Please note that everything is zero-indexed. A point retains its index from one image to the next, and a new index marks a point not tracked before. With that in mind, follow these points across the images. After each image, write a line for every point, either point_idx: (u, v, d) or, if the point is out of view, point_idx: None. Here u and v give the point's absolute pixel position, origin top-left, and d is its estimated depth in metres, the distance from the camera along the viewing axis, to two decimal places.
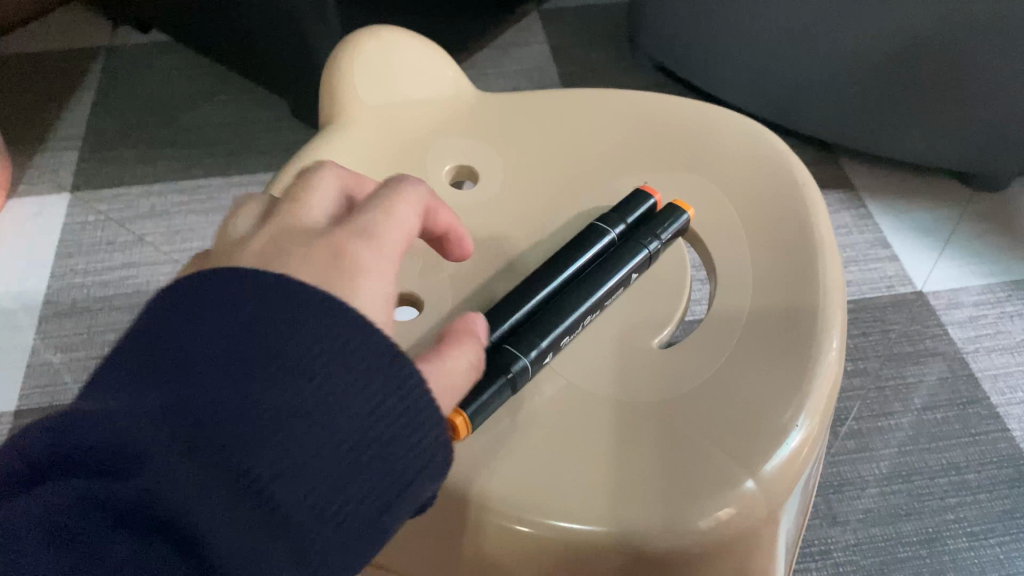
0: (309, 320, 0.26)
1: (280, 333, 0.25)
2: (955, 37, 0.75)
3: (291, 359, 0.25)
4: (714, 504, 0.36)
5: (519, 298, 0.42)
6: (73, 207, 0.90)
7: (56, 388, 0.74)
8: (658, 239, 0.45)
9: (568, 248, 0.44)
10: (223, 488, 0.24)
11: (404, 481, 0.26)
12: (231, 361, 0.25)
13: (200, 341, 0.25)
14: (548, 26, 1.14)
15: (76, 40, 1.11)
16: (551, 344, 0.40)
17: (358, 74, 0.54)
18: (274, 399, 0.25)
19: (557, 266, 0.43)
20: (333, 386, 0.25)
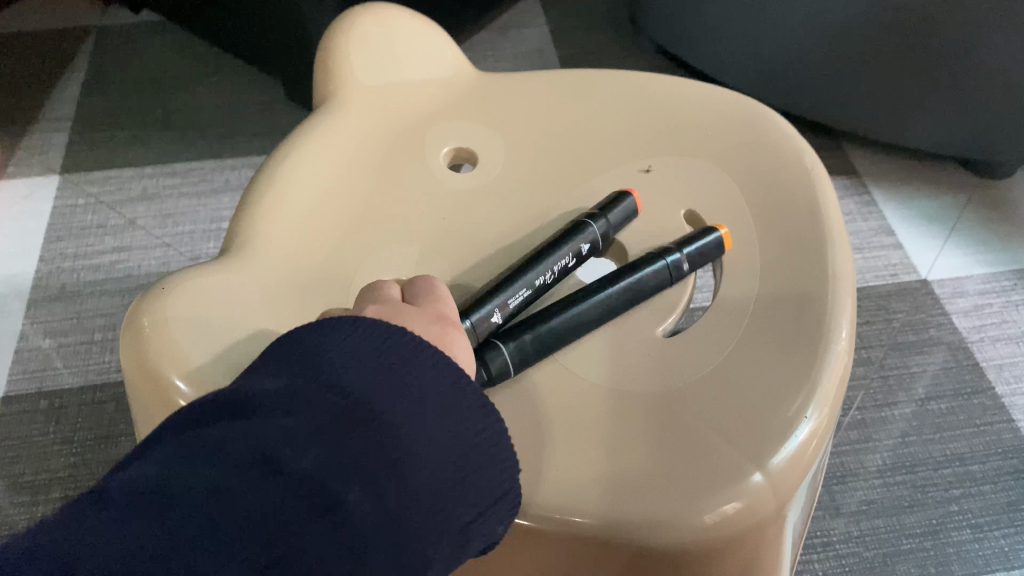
0: (429, 358, 0.29)
1: (403, 364, 0.29)
2: (962, 23, 0.73)
3: (417, 382, 0.28)
4: (719, 499, 0.35)
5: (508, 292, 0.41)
6: (63, 190, 0.88)
7: (45, 373, 0.73)
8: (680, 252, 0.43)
9: (561, 243, 0.43)
10: (359, 484, 0.25)
11: (489, 508, 0.29)
12: (372, 375, 0.28)
13: (339, 362, 0.28)
14: (547, 9, 1.12)
15: (66, 19, 1.09)
16: (537, 349, 0.40)
17: (353, 52, 0.52)
18: (404, 410, 0.27)
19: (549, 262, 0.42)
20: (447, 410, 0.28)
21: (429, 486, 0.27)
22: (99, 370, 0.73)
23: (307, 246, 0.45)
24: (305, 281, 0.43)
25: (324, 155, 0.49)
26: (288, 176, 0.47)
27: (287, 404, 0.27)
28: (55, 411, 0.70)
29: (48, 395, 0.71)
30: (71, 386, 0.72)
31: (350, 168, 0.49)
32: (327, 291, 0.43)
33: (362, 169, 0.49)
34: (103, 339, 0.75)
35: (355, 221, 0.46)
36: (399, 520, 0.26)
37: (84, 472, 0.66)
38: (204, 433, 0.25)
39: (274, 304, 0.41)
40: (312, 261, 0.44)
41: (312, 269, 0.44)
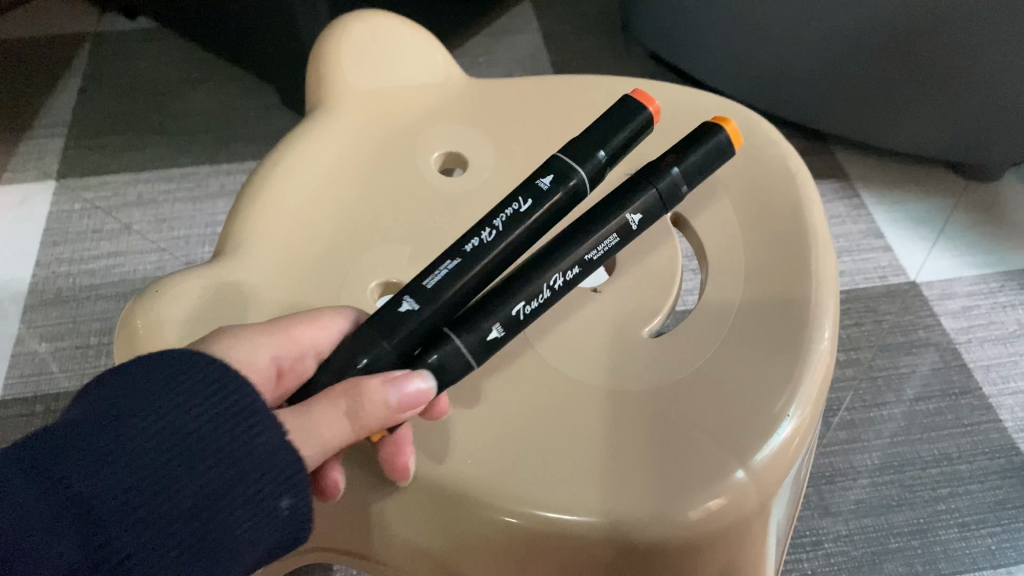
0: (174, 370, 0.30)
1: (139, 380, 0.29)
2: (949, 30, 0.74)
3: (145, 399, 0.29)
4: (704, 495, 0.36)
5: (464, 256, 0.34)
6: (58, 195, 0.89)
7: (41, 377, 0.73)
8: (672, 176, 0.36)
9: (534, 184, 0.36)
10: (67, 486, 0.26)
11: (238, 501, 0.29)
12: (94, 399, 0.28)
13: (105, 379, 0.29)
14: (540, 14, 1.13)
15: (63, 27, 1.10)
16: (503, 320, 0.34)
17: (345, 59, 0.53)
18: (143, 414, 0.28)
19: (515, 208, 0.35)
20: (174, 419, 0.29)
21: (137, 496, 0.27)
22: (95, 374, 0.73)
23: (298, 249, 0.46)
24: (296, 283, 0.44)
25: (316, 158, 0.50)
26: (280, 180, 0.48)
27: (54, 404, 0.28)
28: (52, 415, 0.70)
29: (45, 399, 0.72)
30: (67, 390, 0.72)
31: (341, 171, 0.49)
32: (317, 292, 0.44)
33: (353, 172, 0.50)
34: (99, 343, 0.76)
35: (345, 224, 0.47)
36: (97, 532, 0.26)
37: None
38: None
39: (262, 304, 0.43)
40: (302, 264, 0.45)
41: (302, 271, 0.45)
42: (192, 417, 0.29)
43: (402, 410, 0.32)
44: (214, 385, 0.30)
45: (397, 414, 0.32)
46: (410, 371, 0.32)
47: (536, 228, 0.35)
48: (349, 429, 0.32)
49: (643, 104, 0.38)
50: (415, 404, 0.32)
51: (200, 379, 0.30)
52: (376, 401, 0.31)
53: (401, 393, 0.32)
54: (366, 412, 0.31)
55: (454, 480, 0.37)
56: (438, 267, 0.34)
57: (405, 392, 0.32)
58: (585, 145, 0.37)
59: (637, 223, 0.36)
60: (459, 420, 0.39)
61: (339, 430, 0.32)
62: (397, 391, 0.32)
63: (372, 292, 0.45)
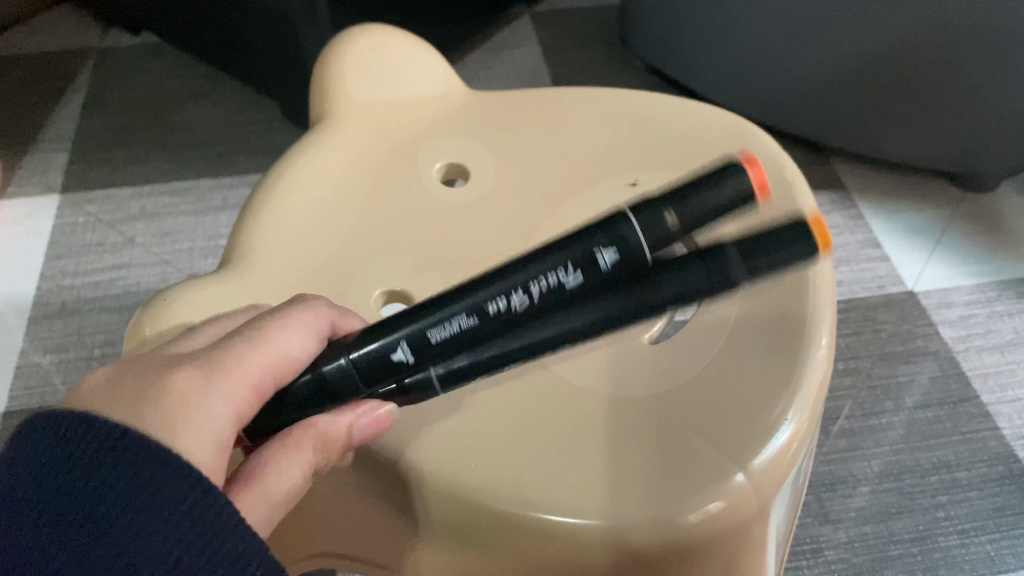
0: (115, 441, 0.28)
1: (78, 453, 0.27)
2: (944, 42, 0.75)
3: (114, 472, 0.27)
4: (704, 498, 0.36)
5: (479, 317, 0.31)
6: (62, 209, 0.90)
7: (45, 389, 0.74)
8: (744, 277, 0.32)
9: (591, 245, 0.31)
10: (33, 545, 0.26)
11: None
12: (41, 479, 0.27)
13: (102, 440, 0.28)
14: (539, 28, 1.14)
15: (67, 42, 1.11)
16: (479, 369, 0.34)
17: (348, 74, 0.54)
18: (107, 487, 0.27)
19: (559, 277, 0.31)
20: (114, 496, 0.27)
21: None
22: None
23: (303, 259, 0.46)
24: (303, 292, 0.45)
25: (321, 170, 0.50)
26: (285, 192, 0.49)
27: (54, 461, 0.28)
28: None
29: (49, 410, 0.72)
30: None
31: (345, 183, 0.50)
32: None
33: (358, 183, 0.50)
34: (103, 354, 0.76)
35: (349, 235, 0.48)
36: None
37: None
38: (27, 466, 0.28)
39: None
40: (307, 274, 0.46)
41: (306, 281, 0.45)
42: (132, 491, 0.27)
43: (365, 436, 0.34)
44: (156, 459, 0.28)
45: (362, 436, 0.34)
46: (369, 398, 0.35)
47: (566, 300, 0.32)
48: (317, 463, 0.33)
49: (744, 168, 0.33)
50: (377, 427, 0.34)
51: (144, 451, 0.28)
52: (341, 428, 0.33)
53: (366, 421, 0.34)
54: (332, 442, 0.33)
55: (455, 484, 0.38)
56: (450, 321, 0.32)
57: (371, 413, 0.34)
58: (672, 201, 0.31)
59: (668, 305, 0.33)
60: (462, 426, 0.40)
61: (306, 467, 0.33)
62: (368, 417, 0.34)
63: (377, 300, 0.46)
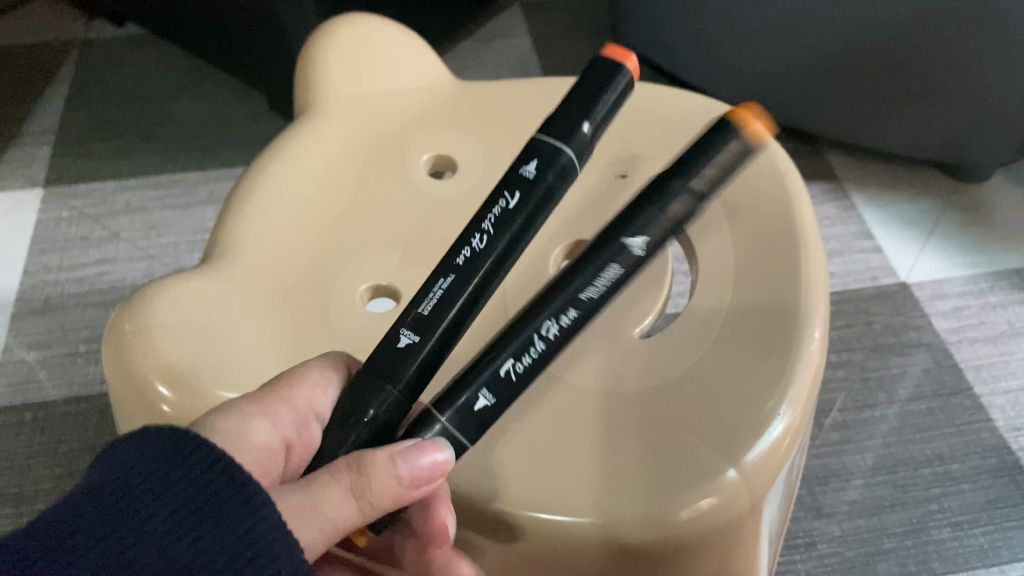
0: (169, 455, 0.27)
1: (123, 472, 0.26)
2: (935, 31, 0.75)
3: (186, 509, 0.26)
4: (695, 495, 0.36)
5: (461, 271, 0.32)
6: (46, 203, 0.89)
7: (29, 386, 0.73)
8: (590, 124, 0.34)
9: (518, 176, 0.33)
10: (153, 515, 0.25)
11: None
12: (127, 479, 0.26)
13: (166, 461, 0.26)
14: (529, 19, 1.13)
15: (50, 34, 1.09)
16: (488, 385, 0.31)
17: (333, 65, 0.53)
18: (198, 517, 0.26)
19: (502, 203, 0.33)
20: (153, 529, 0.25)
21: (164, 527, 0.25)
22: (84, 382, 0.73)
23: (285, 252, 0.46)
24: (287, 288, 0.44)
25: (304, 162, 0.49)
26: (268, 186, 0.48)
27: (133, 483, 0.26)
28: (40, 423, 0.70)
29: (33, 407, 0.71)
30: (56, 399, 0.72)
31: (328, 176, 0.49)
32: (302, 297, 0.44)
33: (342, 176, 0.49)
34: (87, 350, 0.75)
35: (333, 228, 0.47)
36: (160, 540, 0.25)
37: (69, 485, 0.66)
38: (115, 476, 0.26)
39: (253, 309, 0.43)
40: (290, 268, 0.45)
41: (289, 275, 0.45)
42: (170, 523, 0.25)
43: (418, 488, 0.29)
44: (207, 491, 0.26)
45: (411, 492, 0.29)
46: (429, 446, 0.29)
47: (527, 222, 0.33)
48: (359, 517, 0.29)
49: (620, 60, 0.36)
50: (427, 481, 0.29)
51: (194, 482, 0.26)
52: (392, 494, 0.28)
53: (417, 479, 0.29)
54: (379, 496, 0.28)
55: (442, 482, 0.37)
56: (432, 288, 0.32)
57: (426, 471, 0.29)
58: (569, 116, 0.34)
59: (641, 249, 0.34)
60: None
61: (344, 515, 0.28)
62: (410, 475, 0.28)
63: (362, 294, 0.45)
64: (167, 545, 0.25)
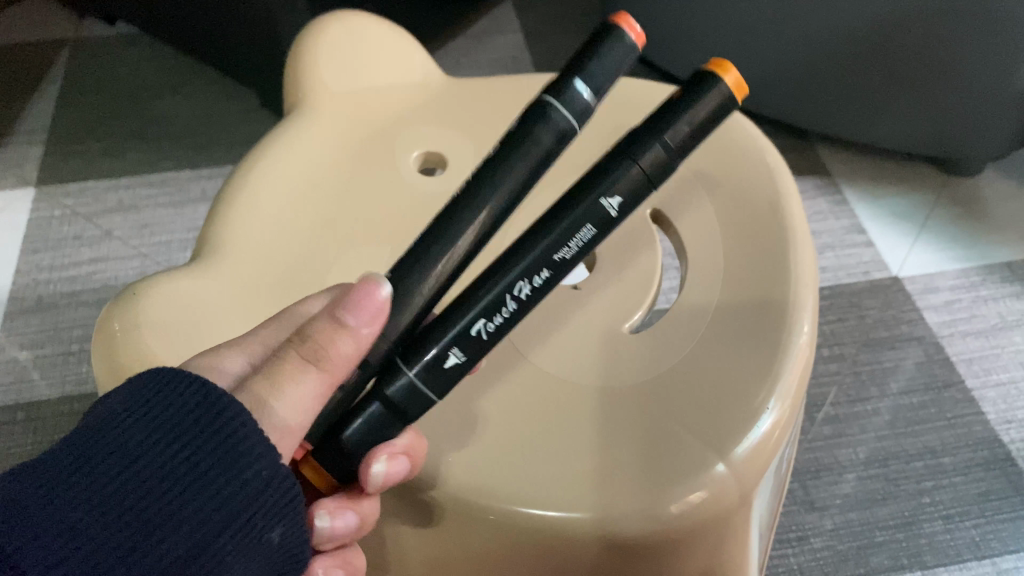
0: (160, 398, 0.26)
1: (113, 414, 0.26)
2: (925, 25, 0.75)
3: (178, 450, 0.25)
4: (685, 488, 0.36)
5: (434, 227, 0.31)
6: (38, 202, 0.88)
7: (21, 386, 0.73)
8: (576, 87, 0.31)
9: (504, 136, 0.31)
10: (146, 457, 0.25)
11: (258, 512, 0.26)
12: (116, 420, 0.25)
13: (156, 400, 0.26)
14: (521, 15, 1.13)
15: (41, 33, 1.09)
16: (460, 343, 0.30)
17: (324, 62, 0.54)
18: (194, 458, 0.26)
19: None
20: (152, 452, 0.25)
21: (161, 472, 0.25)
22: (76, 381, 0.73)
23: (274, 249, 0.46)
24: (276, 285, 0.44)
25: (295, 158, 0.50)
26: (257, 184, 0.48)
27: (124, 423, 0.25)
28: (33, 422, 0.70)
29: (26, 406, 0.71)
30: (49, 397, 0.72)
31: (319, 172, 0.49)
32: (291, 293, 0.44)
33: (332, 172, 0.49)
34: (80, 349, 0.75)
35: (323, 225, 0.47)
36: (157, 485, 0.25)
37: None
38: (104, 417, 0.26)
39: (244, 307, 0.43)
40: (279, 265, 0.45)
41: (279, 272, 0.45)
42: (168, 445, 0.25)
43: (372, 329, 0.29)
44: (198, 409, 0.26)
45: (365, 334, 0.29)
46: (366, 285, 0.29)
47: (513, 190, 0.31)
48: (325, 379, 0.28)
49: (621, 22, 0.32)
50: (378, 319, 0.29)
51: (184, 404, 0.26)
52: (348, 346, 0.29)
53: (366, 319, 0.29)
54: (337, 349, 0.28)
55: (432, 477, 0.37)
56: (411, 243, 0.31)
57: (376, 307, 0.29)
58: (558, 81, 0.31)
59: (616, 208, 0.30)
60: (440, 421, 0.39)
61: (311, 382, 0.28)
62: (356, 317, 0.29)
63: None
64: (165, 466, 0.25)
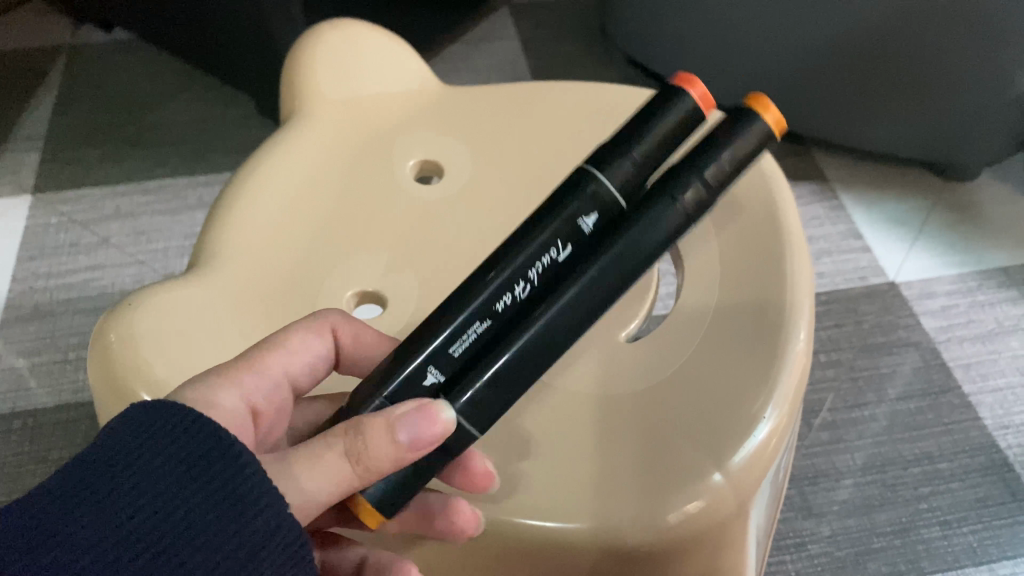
0: (172, 436, 0.26)
1: (125, 450, 0.26)
2: (919, 31, 0.75)
3: (187, 490, 0.26)
4: (682, 497, 0.36)
5: (494, 317, 0.29)
6: (34, 209, 0.88)
7: (18, 394, 0.72)
8: (638, 156, 0.30)
9: (570, 223, 0.29)
10: (155, 496, 0.25)
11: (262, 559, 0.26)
12: (127, 456, 0.26)
13: (168, 438, 0.26)
14: (518, 21, 1.13)
15: (37, 40, 1.09)
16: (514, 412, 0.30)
17: (321, 70, 0.53)
18: (202, 498, 0.26)
19: (553, 253, 0.29)
20: (151, 493, 0.25)
21: (170, 511, 0.25)
22: (72, 389, 0.73)
23: (271, 258, 0.46)
24: (274, 295, 0.44)
25: (292, 167, 0.50)
26: (254, 193, 0.48)
27: (134, 461, 0.25)
28: (29, 431, 0.70)
29: (22, 415, 0.71)
30: (45, 406, 0.71)
31: (316, 181, 0.49)
32: (288, 302, 0.44)
33: (329, 181, 0.49)
34: (77, 356, 0.75)
35: (320, 233, 0.47)
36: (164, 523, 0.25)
37: None
38: (114, 452, 0.26)
39: (242, 318, 0.43)
40: (276, 275, 0.45)
41: (276, 282, 0.45)
42: (165, 487, 0.25)
43: (416, 449, 0.27)
44: (199, 451, 0.26)
45: (409, 453, 0.27)
46: (429, 407, 0.27)
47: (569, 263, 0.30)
48: (348, 476, 0.28)
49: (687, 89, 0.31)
50: (425, 442, 0.27)
51: (185, 445, 0.26)
52: (384, 455, 0.27)
53: (414, 438, 0.27)
54: (374, 456, 0.27)
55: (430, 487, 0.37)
56: (464, 333, 0.29)
57: (428, 429, 0.27)
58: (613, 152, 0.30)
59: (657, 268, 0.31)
60: None
61: (334, 474, 0.27)
62: (408, 432, 0.27)
63: (348, 300, 0.45)
64: (172, 503, 0.25)
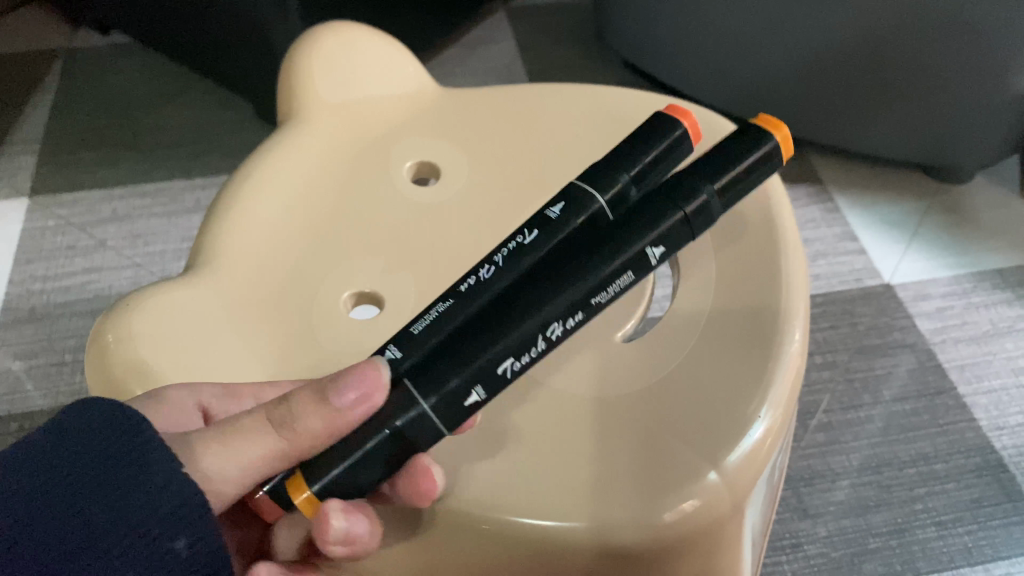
0: (103, 421, 0.29)
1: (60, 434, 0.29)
2: (913, 34, 0.75)
3: (116, 466, 0.28)
4: (677, 497, 0.36)
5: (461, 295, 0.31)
6: (32, 212, 0.88)
7: (15, 396, 0.72)
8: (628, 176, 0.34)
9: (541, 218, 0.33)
10: (86, 473, 0.28)
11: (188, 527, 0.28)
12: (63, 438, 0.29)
13: (98, 421, 0.29)
14: (515, 25, 1.13)
15: (35, 43, 1.09)
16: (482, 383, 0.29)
17: (317, 73, 0.54)
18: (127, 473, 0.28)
19: (520, 240, 0.32)
20: (81, 468, 0.28)
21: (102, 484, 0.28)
22: (70, 391, 0.73)
23: (268, 260, 0.46)
24: (271, 296, 0.44)
25: (288, 170, 0.50)
26: (250, 195, 0.48)
27: (67, 443, 0.29)
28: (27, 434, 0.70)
29: (20, 418, 0.71)
30: (42, 409, 0.71)
31: (313, 184, 0.49)
32: (285, 304, 0.44)
33: (326, 184, 0.50)
34: (74, 359, 0.75)
35: (317, 235, 0.47)
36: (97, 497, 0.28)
37: None
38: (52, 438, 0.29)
39: (240, 320, 0.43)
40: (273, 277, 0.45)
41: (273, 284, 0.45)
42: (97, 467, 0.28)
43: (348, 417, 0.29)
44: (127, 434, 0.29)
45: (337, 421, 0.29)
46: (369, 364, 0.29)
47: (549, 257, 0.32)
48: (279, 446, 0.30)
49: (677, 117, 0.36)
50: (355, 409, 0.29)
51: (115, 425, 0.29)
52: (312, 424, 0.29)
53: (344, 404, 0.29)
54: (302, 426, 0.29)
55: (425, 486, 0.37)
56: (430, 311, 0.32)
57: (352, 397, 0.29)
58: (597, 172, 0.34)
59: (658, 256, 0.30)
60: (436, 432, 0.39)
61: (263, 442, 0.30)
62: (337, 397, 0.29)
63: (346, 301, 0.45)
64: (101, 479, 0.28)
